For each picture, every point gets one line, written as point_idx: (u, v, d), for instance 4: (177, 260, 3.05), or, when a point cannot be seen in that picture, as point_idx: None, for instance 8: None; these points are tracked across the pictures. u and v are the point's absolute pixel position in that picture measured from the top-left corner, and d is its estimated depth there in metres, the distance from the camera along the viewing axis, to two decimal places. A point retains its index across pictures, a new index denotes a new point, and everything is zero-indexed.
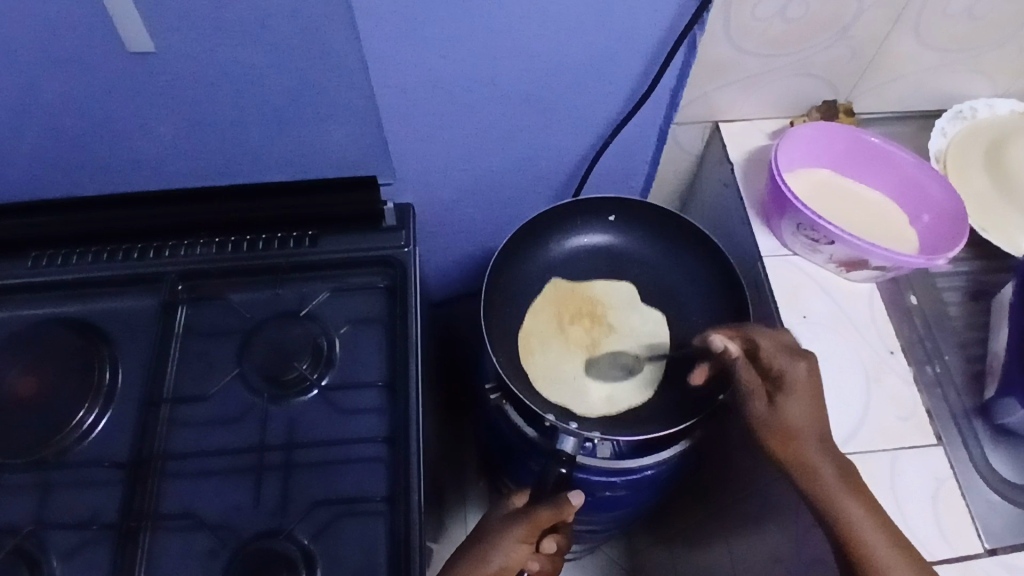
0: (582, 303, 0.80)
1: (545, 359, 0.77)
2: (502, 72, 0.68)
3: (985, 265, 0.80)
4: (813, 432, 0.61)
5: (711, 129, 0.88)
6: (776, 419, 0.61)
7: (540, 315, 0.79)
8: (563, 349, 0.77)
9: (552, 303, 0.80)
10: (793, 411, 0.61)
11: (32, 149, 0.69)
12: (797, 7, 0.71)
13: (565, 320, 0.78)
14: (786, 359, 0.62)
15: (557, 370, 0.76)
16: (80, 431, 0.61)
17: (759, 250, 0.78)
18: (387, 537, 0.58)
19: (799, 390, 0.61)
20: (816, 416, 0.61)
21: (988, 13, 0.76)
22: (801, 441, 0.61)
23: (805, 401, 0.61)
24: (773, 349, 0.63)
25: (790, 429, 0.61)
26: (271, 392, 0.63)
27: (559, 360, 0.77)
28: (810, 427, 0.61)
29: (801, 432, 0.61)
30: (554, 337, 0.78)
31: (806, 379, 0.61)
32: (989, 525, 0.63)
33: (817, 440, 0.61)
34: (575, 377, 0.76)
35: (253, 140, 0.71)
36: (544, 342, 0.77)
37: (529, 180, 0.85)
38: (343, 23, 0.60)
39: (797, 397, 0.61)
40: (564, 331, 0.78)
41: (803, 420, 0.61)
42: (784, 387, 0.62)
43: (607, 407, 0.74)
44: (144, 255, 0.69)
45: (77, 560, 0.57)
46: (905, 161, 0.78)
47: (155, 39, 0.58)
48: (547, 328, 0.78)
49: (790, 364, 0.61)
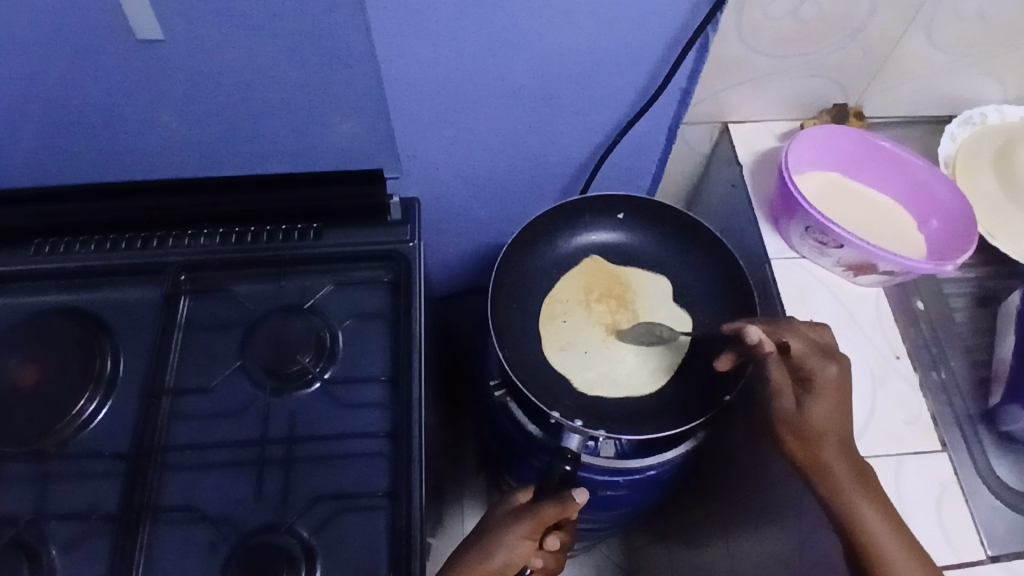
0: (613, 284, 0.80)
1: (562, 327, 0.77)
2: (513, 67, 0.68)
3: (992, 271, 0.80)
4: (837, 434, 0.61)
5: (720, 129, 0.87)
6: (801, 417, 0.61)
7: (568, 282, 0.80)
8: (583, 321, 0.77)
9: (586, 274, 0.80)
10: (820, 412, 0.61)
11: (34, 136, 0.68)
12: (810, 6, 0.70)
13: (592, 297, 0.79)
14: (818, 361, 0.62)
15: (571, 339, 0.76)
16: (80, 422, 0.61)
17: (766, 251, 0.78)
18: (387, 533, 0.58)
19: (827, 393, 0.62)
20: (842, 419, 0.61)
21: (1001, 17, 0.76)
22: (824, 441, 0.60)
23: (832, 403, 0.61)
24: (805, 349, 0.63)
25: (815, 428, 0.61)
26: (273, 385, 0.63)
27: (574, 330, 0.77)
28: (834, 428, 0.61)
29: (826, 433, 0.61)
30: (578, 307, 0.78)
31: (836, 381, 0.62)
32: (992, 531, 0.63)
33: (840, 443, 0.61)
34: (584, 350, 0.75)
35: (259, 131, 0.70)
36: (567, 310, 0.78)
37: (535, 177, 0.85)
38: (353, 15, 0.59)
39: (825, 398, 0.61)
40: (588, 306, 0.78)
41: (828, 422, 0.61)
42: (812, 388, 0.62)
43: (605, 388, 0.73)
44: (147, 246, 0.68)
45: (76, 551, 0.57)
46: (916, 165, 0.77)
47: (162, 27, 0.58)
48: (574, 299, 0.79)
49: (821, 365, 0.62)
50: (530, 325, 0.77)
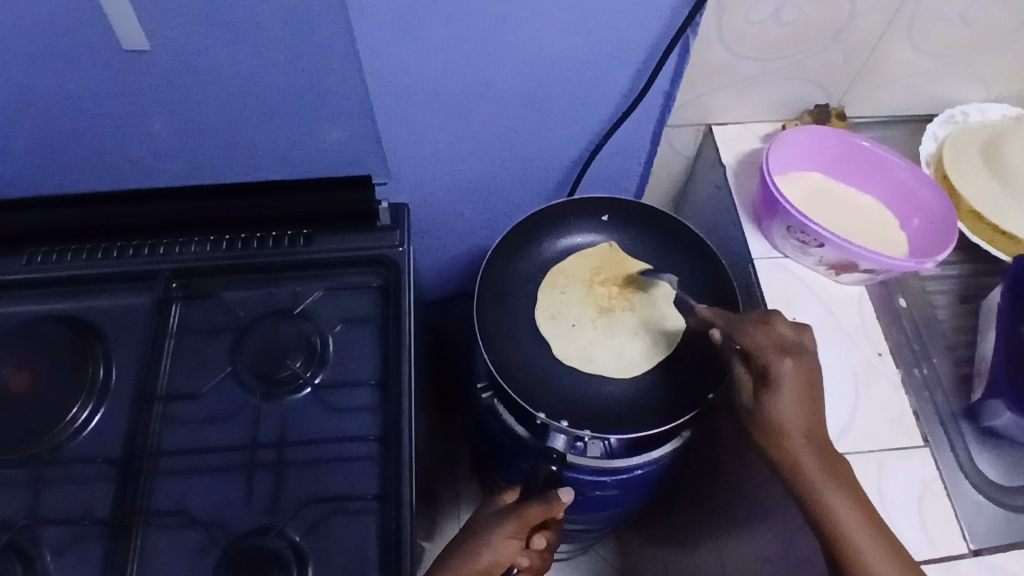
0: (619, 274, 0.80)
1: (560, 297, 0.79)
2: (495, 73, 0.69)
3: (975, 269, 0.80)
4: (801, 430, 0.61)
5: (704, 132, 0.88)
6: (761, 413, 0.62)
7: (575, 263, 0.81)
8: (581, 297, 0.79)
9: (595, 258, 0.81)
10: (780, 408, 0.60)
11: (26, 145, 0.69)
12: (790, 10, 0.71)
13: (596, 280, 0.80)
14: (775, 356, 0.61)
15: (563, 310, 0.78)
16: (74, 428, 0.62)
17: (750, 252, 0.79)
18: (377, 535, 0.59)
19: (787, 387, 0.61)
20: (806, 414, 0.61)
21: (981, 18, 0.77)
22: (789, 438, 0.61)
23: (791, 399, 0.61)
24: (763, 346, 0.62)
25: (773, 424, 0.61)
26: (264, 389, 0.64)
27: (569, 304, 0.79)
28: (798, 424, 0.61)
29: (790, 430, 0.61)
30: (579, 285, 0.80)
31: (794, 375, 0.61)
32: (974, 526, 0.63)
33: (804, 439, 0.61)
34: (572, 323, 0.78)
35: (247, 139, 0.71)
36: (566, 283, 0.80)
37: (522, 181, 0.85)
38: (339, 23, 0.60)
39: (785, 394, 0.60)
40: (589, 284, 0.80)
41: (789, 417, 0.61)
42: (770, 383, 0.61)
43: (579, 361, 0.75)
44: (140, 253, 0.69)
45: (69, 555, 0.57)
46: (897, 166, 0.78)
47: (150, 38, 0.59)
48: (579, 276, 0.80)
49: (778, 362, 0.61)
50: (518, 327, 0.78)
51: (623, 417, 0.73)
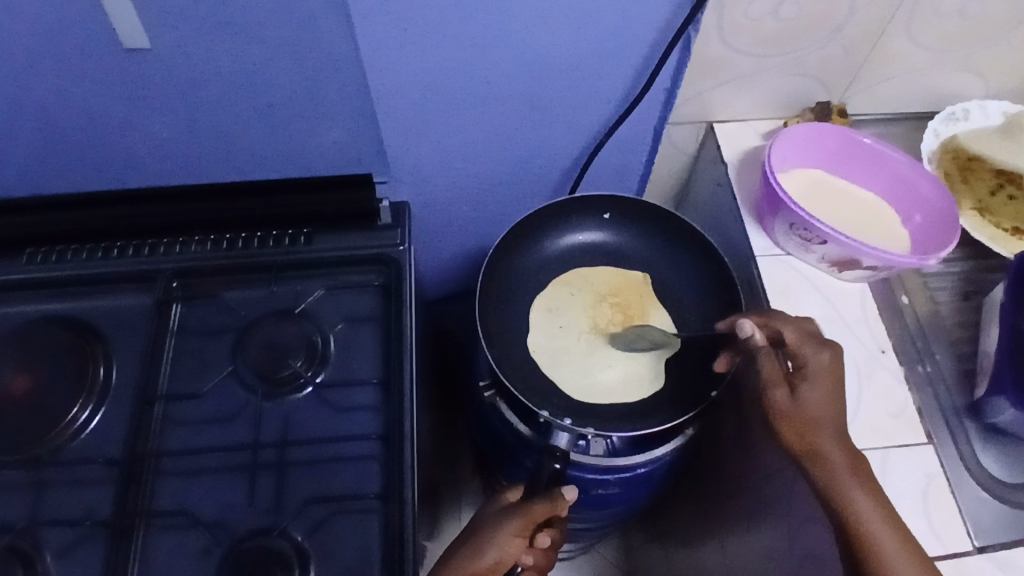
0: (631, 301, 0.79)
1: (567, 297, 0.80)
2: (496, 70, 0.69)
3: (978, 264, 0.80)
4: (833, 424, 0.61)
5: (705, 129, 0.88)
6: (794, 405, 0.62)
7: (605, 276, 0.81)
8: (584, 306, 0.79)
9: (620, 280, 0.81)
10: (814, 398, 0.62)
11: (25, 146, 0.69)
12: (789, 6, 0.71)
13: (608, 300, 0.79)
14: (812, 348, 0.63)
15: (559, 309, 0.79)
16: (74, 429, 0.61)
17: (752, 250, 0.79)
18: (379, 535, 0.58)
19: (821, 380, 0.62)
20: (836, 408, 0.62)
21: (979, 14, 0.77)
22: (819, 429, 0.61)
23: (825, 391, 0.62)
24: (798, 338, 0.64)
25: (807, 416, 0.61)
26: (265, 389, 0.63)
27: (570, 306, 0.79)
28: (830, 417, 0.62)
29: (823, 422, 0.61)
30: (591, 296, 0.80)
31: (829, 369, 0.63)
32: (979, 523, 0.63)
33: (835, 433, 0.61)
34: (560, 325, 0.78)
35: (247, 138, 0.71)
36: (579, 286, 0.80)
37: (523, 180, 0.85)
38: (339, 21, 0.60)
39: (819, 386, 0.62)
40: (599, 299, 0.80)
41: (822, 410, 0.62)
42: (804, 375, 0.63)
43: (547, 358, 0.76)
44: (139, 253, 0.69)
45: (70, 557, 0.57)
46: (898, 162, 0.78)
47: (149, 36, 0.58)
48: (597, 292, 0.80)
49: (815, 354, 0.63)
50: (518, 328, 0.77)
51: (623, 415, 0.72)
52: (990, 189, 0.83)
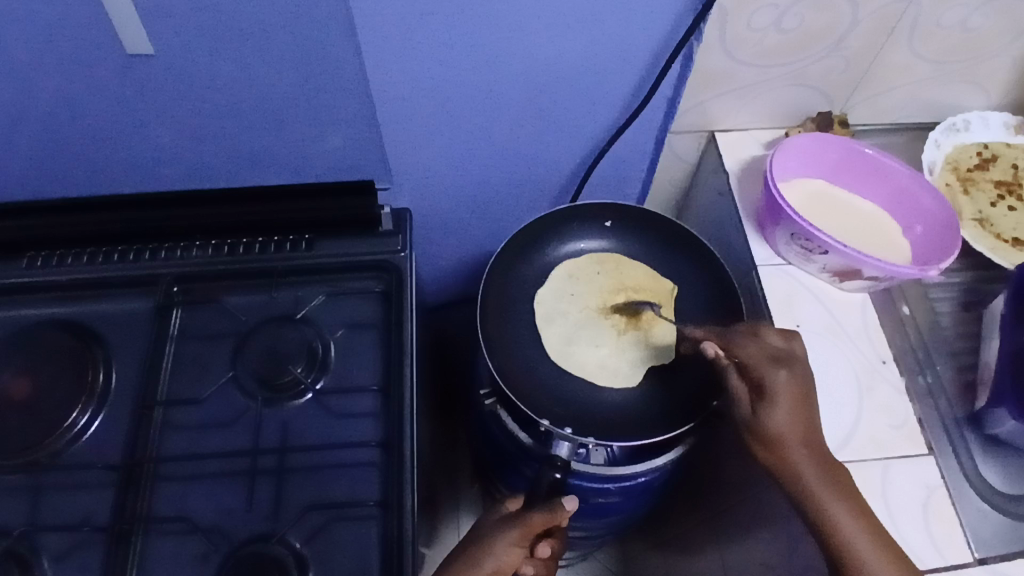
0: (644, 298, 0.79)
1: (593, 275, 0.81)
2: (496, 77, 0.69)
3: (978, 275, 0.80)
4: (800, 442, 0.60)
5: (707, 138, 0.89)
6: (759, 426, 0.60)
7: (625, 264, 0.81)
8: (604, 288, 0.80)
9: (637, 274, 0.81)
10: (776, 420, 0.60)
11: (26, 149, 0.69)
12: (792, 17, 0.72)
13: (626, 292, 0.80)
14: (768, 368, 0.60)
15: (580, 278, 0.81)
16: (72, 434, 0.61)
17: (753, 259, 0.79)
18: (378, 543, 0.58)
19: (782, 398, 0.60)
20: (803, 423, 0.60)
21: (979, 27, 0.77)
22: (786, 447, 0.60)
23: (788, 409, 0.60)
24: (757, 358, 0.62)
25: (772, 436, 0.60)
26: (265, 395, 0.63)
27: (592, 283, 0.80)
28: (794, 433, 0.60)
29: (786, 440, 0.60)
30: (611, 279, 0.81)
31: (789, 387, 0.60)
32: (979, 534, 0.63)
33: (803, 447, 0.60)
34: (571, 292, 0.80)
35: (248, 143, 0.71)
36: (606, 269, 0.81)
37: (524, 188, 0.86)
38: (342, 28, 0.60)
39: (781, 405, 0.60)
40: (620, 288, 0.80)
41: (786, 428, 0.60)
42: (766, 395, 0.60)
43: (546, 316, 0.78)
44: (141, 258, 0.69)
45: (67, 563, 0.57)
46: (898, 172, 0.78)
47: (153, 42, 0.58)
48: (619, 281, 0.80)
49: (771, 373, 0.60)
50: (519, 335, 0.77)
51: (623, 424, 0.72)
52: (991, 200, 0.83)
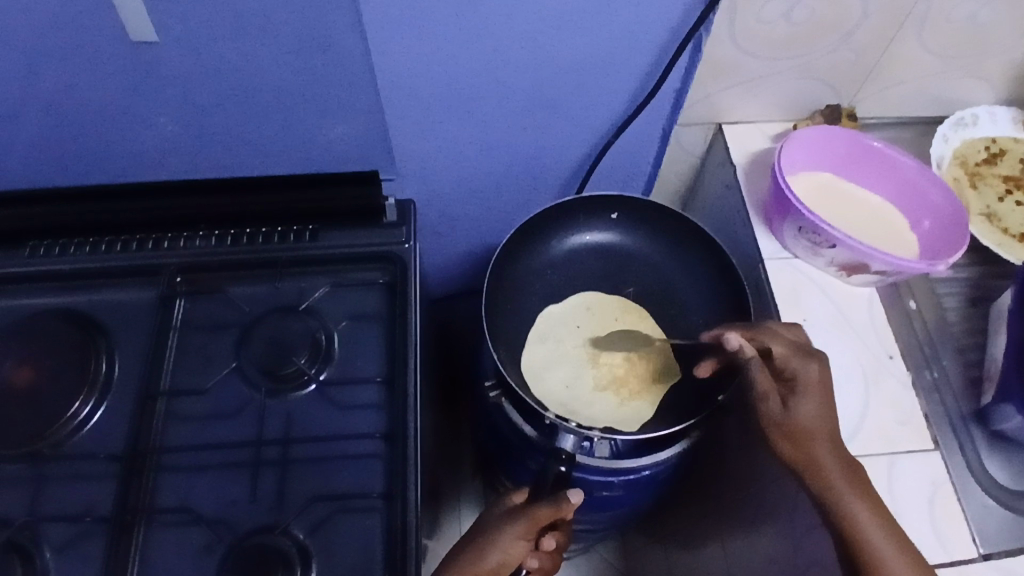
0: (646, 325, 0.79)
1: (603, 305, 0.80)
2: (503, 67, 0.68)
3: (985, 271, 0.80)
4: (826, 435, 0.61)
5: (714, 131, 0.88)
6: (790, 416, 0.61)
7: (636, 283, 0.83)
8: (613, 317, 0.80)
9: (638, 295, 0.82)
10: (807, 410, 0.61)
11: (28, 137, 0.68)
12: (802, 9, 0.71)
13: (636, 319, 0.79)
14: (799, 360, 0.63)
15: (589, 302, 0.81)
16: (75, 424, 0.61)
17: (760, 253, 0.78)
18: (382, 534, 0.58)
19: (812, 390, 0.62)
20: (830, 418, 0.61)
21: (991, 21, 0.76)
22: (814, 439, 0.61)
23: (817, 401, 0.61)
24: (787, 350, 0.63)
25: (803, 427, 0.61)
26: (268, 386, 0.63)
27: (600, 311, 0.80)
28: (822, 426, 0.61)
29: (815, 432, 0.61)
30: (624, 310, 0.80)
31: (819, 380, 0.62)
32: (984, 530, 0.63)
33: (827, 440, 0.61)
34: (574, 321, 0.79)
35: (253, 133, 0.70)
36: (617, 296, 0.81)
37: (529, 180, 0.85)
38: (349, 16, 0.60)
39: (811, 396, 0.61)
40: (630, 317, 0.79)
41: (815, 420, 0.61)
42: (797, 386, 0.62)
43: (541, 332, 0.78)
44: (143, 248, 0.68)
45: (70, 553, 0.56)
46: (906, 167, 0.78)
47: (157, 29, 0.58)
48: (632, 310, 0.80)
49: (803, 364, 0.62)
50: None
51: None
52: (998, 194, 0.82)
